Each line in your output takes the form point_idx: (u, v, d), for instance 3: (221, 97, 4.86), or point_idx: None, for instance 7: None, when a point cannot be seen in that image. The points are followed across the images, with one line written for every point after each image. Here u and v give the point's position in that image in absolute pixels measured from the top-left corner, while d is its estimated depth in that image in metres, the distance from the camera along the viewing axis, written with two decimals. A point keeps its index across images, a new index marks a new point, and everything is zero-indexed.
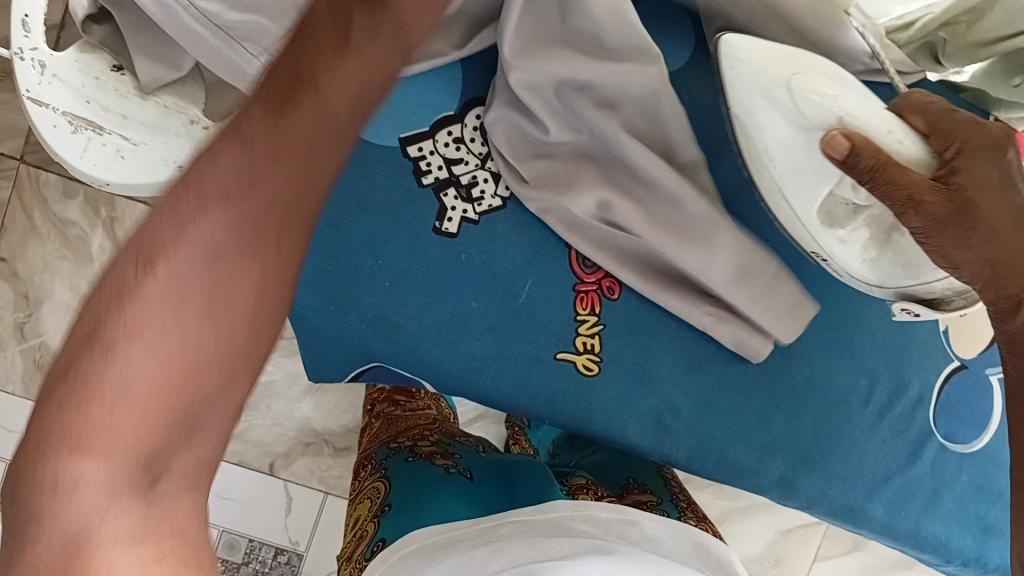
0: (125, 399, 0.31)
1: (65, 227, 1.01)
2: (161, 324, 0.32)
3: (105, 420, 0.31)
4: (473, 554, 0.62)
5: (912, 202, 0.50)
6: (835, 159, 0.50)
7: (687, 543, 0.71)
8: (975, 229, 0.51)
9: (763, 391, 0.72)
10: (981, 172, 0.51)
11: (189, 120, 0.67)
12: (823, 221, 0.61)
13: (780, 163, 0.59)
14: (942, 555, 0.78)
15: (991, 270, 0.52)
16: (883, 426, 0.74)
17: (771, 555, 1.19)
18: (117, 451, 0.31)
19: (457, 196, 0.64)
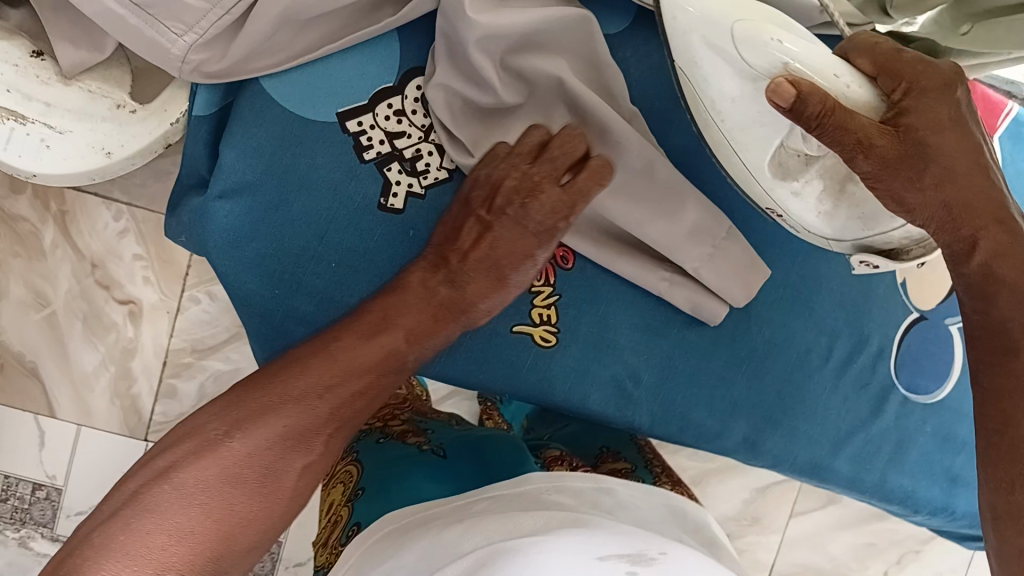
0: (181, 537, 0.49)
1: (16, 224, 1.07)
2: (317, 393, 0.56)
3: (269, 429, 0.54)
4: (443, 535, 0.60)
5: (861, 146, 0.49)
6: (782, 107, 0.48)
7: (662, 506, 0.72)
8: (926, 170, 0.51)
9: (723, 354, 0.72)
10: (932, 111, 0.51)
11: (116, 104, 0.71)
12: (775, 173, 0.59)
13: (729, 117, 0.58)
14: (908, 506, 0.79)
15: (947, 212, 0.51)
16: (845, 381, 0.74)
17: (747, 514, 1.20)
18: (262, 450, 0.54)
19: (401, 170, 0.62)
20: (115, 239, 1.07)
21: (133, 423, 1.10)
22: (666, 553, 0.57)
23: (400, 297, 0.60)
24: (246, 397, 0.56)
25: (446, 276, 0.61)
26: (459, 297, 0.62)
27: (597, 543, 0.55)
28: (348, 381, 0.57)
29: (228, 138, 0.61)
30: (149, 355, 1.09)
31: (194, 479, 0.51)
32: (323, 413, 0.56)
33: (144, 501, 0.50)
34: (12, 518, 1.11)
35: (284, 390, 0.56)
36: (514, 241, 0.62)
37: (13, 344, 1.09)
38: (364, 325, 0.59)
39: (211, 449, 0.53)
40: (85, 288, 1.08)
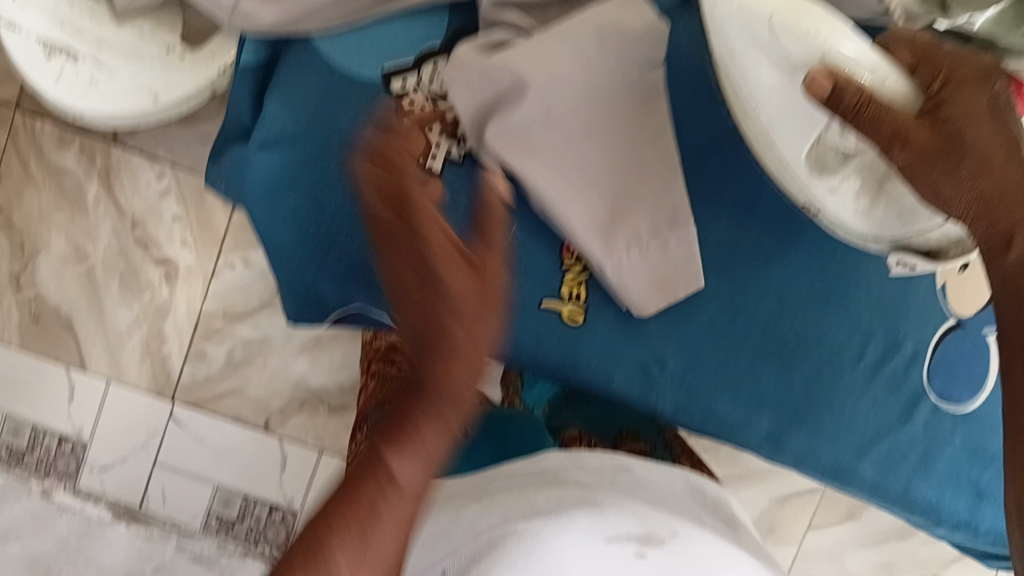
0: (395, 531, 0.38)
1: (61, 177, 1.10)
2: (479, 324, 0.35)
3: (347, 556, 0.37)
4: (462, 510, 0.60)
5: (897, 139, 0.47)
6: (818, 96, 0.47)
7: (681, 482, 0.72)
8: (963, 160, 0.47)
9: (751, 347, 0.71)
10: (970, 101, 0.48)
11: (166, 48, 0.74)
12: (812, 167, 0.58)
13: (766, 107, 0.57)
14: (931, 518, 0.77)
15: (983, 203, 0.48)
16: (875, 384, 0.72)
17: (763, 523, 1.19)
18: (359, 562, 0.37)
19: (442, 133, 0.62)
20: (157, 199, 1.09)
21: (161, 383, 1.11)
22: (677, 534, 0.56)
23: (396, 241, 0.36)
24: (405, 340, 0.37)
25: (400, 229, 0.37)
26: (417, 253, 0.35)
27: (606, 522, 0.56)
28: (401, 259, 0.36)
29: (273, 90, 0.61)
30: (181, 316, 1.10)
31: (378, 533, 0.37)
32: (431, 438, 0.37)
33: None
34: (38, 468, 1.14)
35: (359, 476, 0.38)
36: (436, 236, 0.36)
37: (50, 297, 1.12)
38: (408, 290, 0.37)
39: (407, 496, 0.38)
40: (124, 246, 1.10)
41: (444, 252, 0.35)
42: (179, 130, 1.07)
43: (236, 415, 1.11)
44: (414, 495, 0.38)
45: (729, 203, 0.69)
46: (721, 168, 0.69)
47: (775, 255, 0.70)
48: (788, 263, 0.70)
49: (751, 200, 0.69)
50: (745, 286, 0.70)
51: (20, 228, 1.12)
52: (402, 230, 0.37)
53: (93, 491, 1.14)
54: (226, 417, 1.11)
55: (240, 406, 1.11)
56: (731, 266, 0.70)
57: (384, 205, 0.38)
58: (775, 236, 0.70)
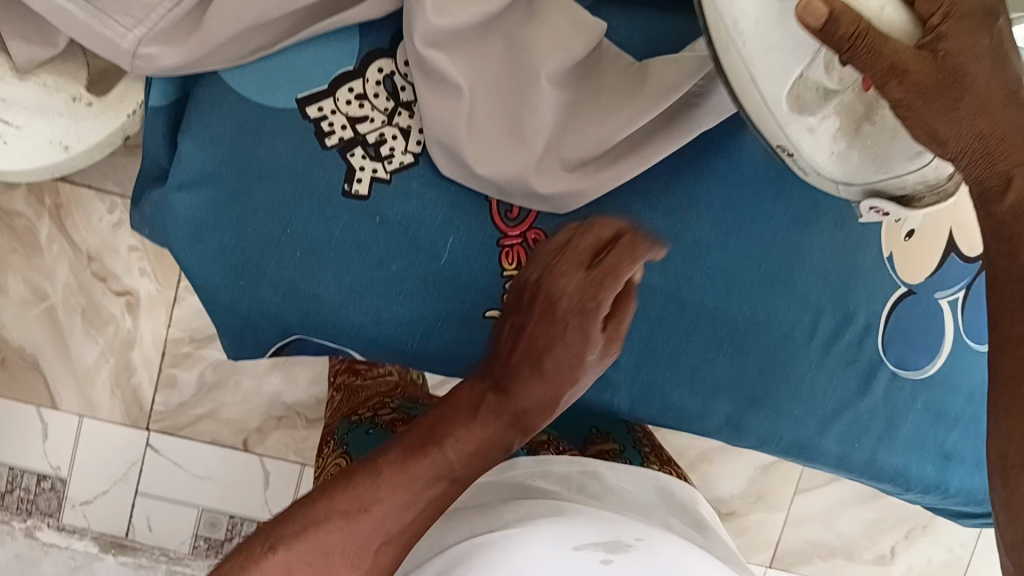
0: (320, 569, 0.48)
1: (12, 219, 1.07)
2: (445, 471, 0.54)
3: (320, 536, 0.49)
4: (428, 530, 0.59)
5: (895, 72, 0.43)
6: (810, 28, 0.41)
7: (650, 488, 0.72)
8: (964, 100, 0.44)
9: (704, 335, 0.70)
10: (968, 36, 0.43)
11: (72, 97, 0.70)
12: (792, 106, 0.54)
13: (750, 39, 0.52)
14: (900, 484, 0.77)
15: (981, 143, 0.46)
16: (831, 359, 0.72)
17: (752, 492, 1.19)
18: (317, 551, 0.48)
19: (365, 155, 0.61)
20: (110, 232, 1.07)
21: (135, 414, 1.11)
22: (643, 539, 0.56)
23: (447, 418, 0.57)
24: (387, 455, 0.54)
25: (494, 388, 0.58)
26: (507, 403, 0.58)
27: (575, 531, 0.55)
28: (426, 460, 0.53)
29: (186, 128, 0.60)
30: (148, 346, 1.10)
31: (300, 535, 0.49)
32: (392, 504, 0.51)
33: (253, 555, 0.48)
34: (18, 509, 1.13)
35: (344, 492, 0.51)
36: (552, 339, 0.58)
37: (14, 339, 1.10)
38: (451, 454, 0.54)
39: (322, 521, 0.50)
40: (82, 282, 1.08)
41: (559, 369, 0.58)
42: (125, 159, 1.05)
43: (214, 437, 1.12)
44: (377, 542, 0.50)
45: (673, 191, 0.69)
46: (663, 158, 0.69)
47: (717, 239, 0.69)
48: (731, 249, 0.70)
49: (693, 185, 0.69)
50: (689, 276, 0.69)
51: None
52: (520, 374, 0.58)
53: (76, 526, 1.13)
54: (204, 441, 1.12)
55: (215, 429, 1.12)
56: (675, 258, 0.69)
57: (416, 443, 0.55)
58: (717, 220, 0.69)
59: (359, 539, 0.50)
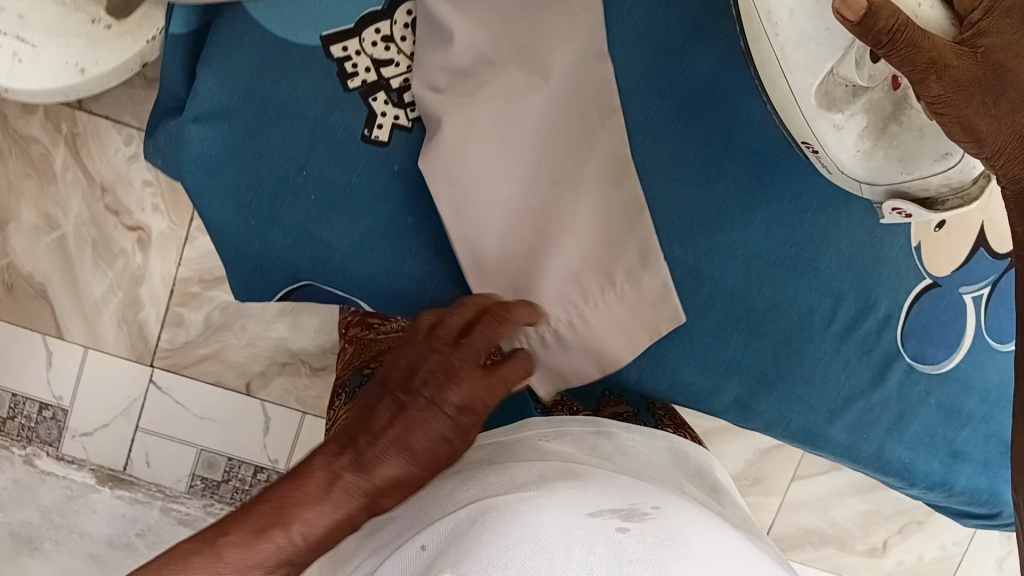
0: (246, 570, 0.43)
1: (27, 144, 1.05)
2: (340, 488, 0.46)
3: (313, 501, 0.45)
4: (438, 484, 0.57)
5: (935, 65, 0.45)
6: (849, 22, 0.43)
7: (665, 451, 0.68)
8: (1004, 96, 0.47)
9: (720, 313, 0.69)
10: (1011, 33, 0.46)
11: (92, 19, 0.71)
12: (821, 102, 0.55)
13: (783, 30, 0.53)
14: (906, 479, 0.75)
15: (1023, 143, 0.47)
16: (846, 347, 0.71)
17: (749, 475, 1.18)
18: (259, 565, 0.43)
19: (388, 101, 0.60)
20: (125, 166, 1.06)
21: (140, 349, 1.11)
22: (661, 508, 0.53)
23: (297, 489, 0.46)
24: (274, 481, 0.47)
25: (353, 458, 0.47)
26: (365, 483, 0.46)
27: (590, 499, 0.52)
28: (430, 422, 0.48)
29: (207, 58, 0.58)
30: (156, 284, 1.09)
31: (200, 561, 0.42)
32: (332, 503, 0.46)
33: (203, 547, 0.43)
34: (18, 436, 1.13)
35: (303, 477, 0.47)
36: (432, 441, 0.48)
37: (24, 266, 1.09)
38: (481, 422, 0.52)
39: (233, 548, 0.43)
40: (94, 213, 1.07)
41: (431, 450, 0.48)
42: (144, 92, 1.03)
43: (216, 379, 1.12)
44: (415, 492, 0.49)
45: (696, 167, 0.67)
46: (692, 130, 0.66)
47: (743, 217, 0.67)
48: (758, 231, 0.68)
49: (719, 161, 0.67)
50: (710, 252, 0.68)
51: None
52: (388, 453, 0.47)
53: (75, 458, 1.13)
54: (206, 381, 1.12)
55: (218, 371, 1.11)
56: (697, 233, 0.67)
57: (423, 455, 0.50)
58: (743, 198, 0.67)
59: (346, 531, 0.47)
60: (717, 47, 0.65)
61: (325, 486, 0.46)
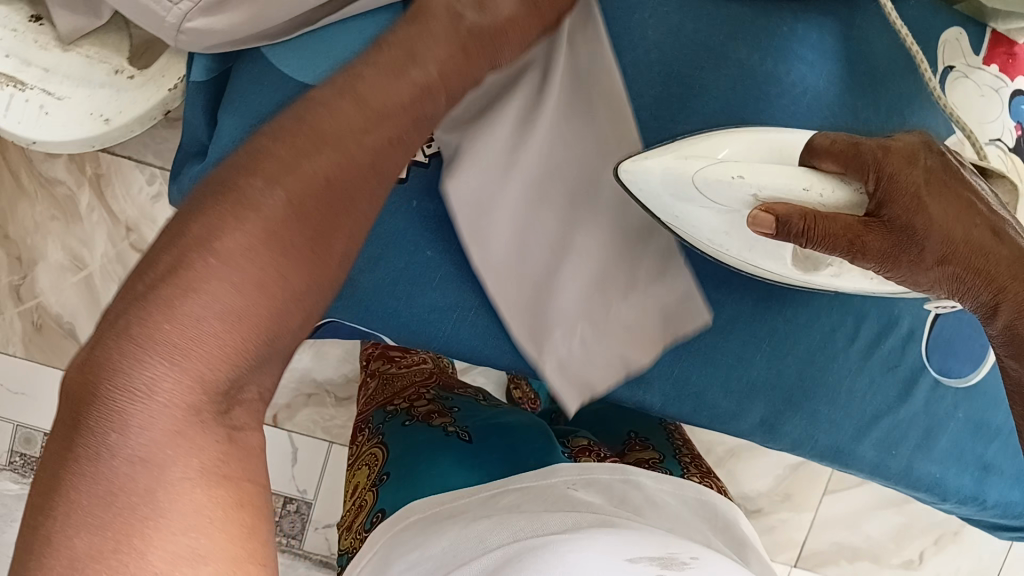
0: (173, 361, 0.36)
1: (53, 187, 1.08)
2: (211, 244, 0.37)
3: (181, 298, 0.36)
4: (469, 526, 0.58)
5: (854, 247, 0.48)
6: (769, 233, 0.49)
7: (694, 502, 0.71)
8: (923, 249, 0.48)
9: (741, 333, 0.69)
10: (914, 186, 0.48)
11: (114, 70, 0.72)
12: (805, 266, 0.61)
13: (731, 246, 0.61)
14: (937, 494, 0.75)
15: (959, 278, 0.49)
16: (872, 364, 0.71)
17: (779, 491, 1.16)
18: (199, 331, 0.36)
19: None
20: (149, 203, 1.08)
21: None
22: (699, 558, 0.53)
23: (180, 237, 0.38)
24: (118, 314, 0.37)
25: (227, 187, 0.39)
26: (341, 141, 0.41)
27: (627, 544, 0.52)
28: (330, 152, 0.41)
29: (228, 103, 0.60)
30: None
31: (134, 416, 0.35)
32: (209, 258, 0.37)
33: (101, 436, 0.35)
34: None
35: (131, 313, 0.36)
36: (338, 116, 0.42)
37: (52, 306, 1.11)
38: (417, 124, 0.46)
39: (151, 341, 0.36)
40: (120, 251, 1.09)
41: (336, 132, 0.42)
42: (165, 132, 1.05)
43: None
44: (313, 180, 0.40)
45: None
46: None
47: None
48: None
49: None
50: (730, 275, 0.68)
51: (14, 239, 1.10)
52: (327, 104, 0.42)
53: None
54: None
55: None
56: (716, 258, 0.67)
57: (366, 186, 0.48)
58: None
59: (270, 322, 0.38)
60: (729, 72, 0.65)
61: (185, 245, 0.37)
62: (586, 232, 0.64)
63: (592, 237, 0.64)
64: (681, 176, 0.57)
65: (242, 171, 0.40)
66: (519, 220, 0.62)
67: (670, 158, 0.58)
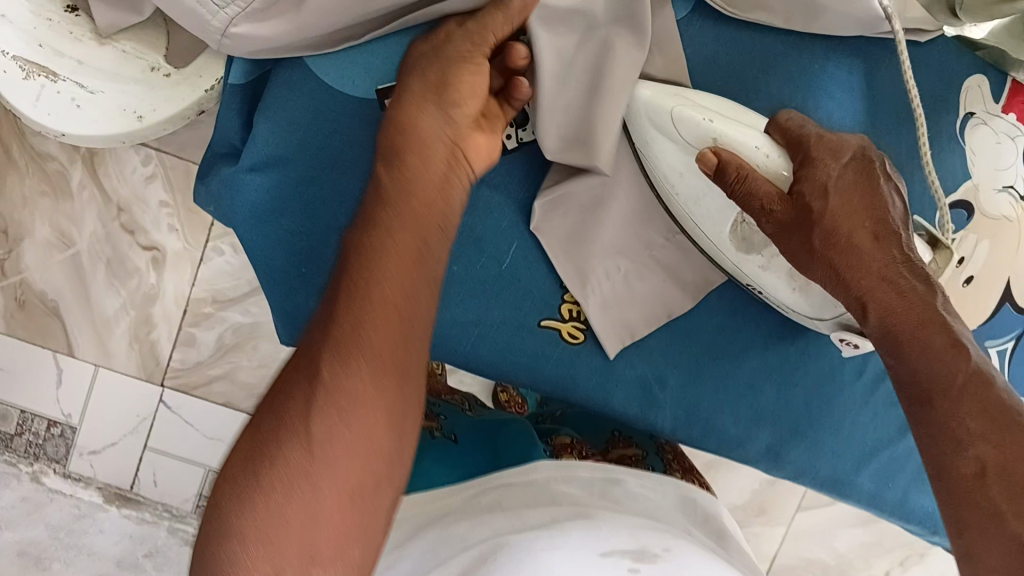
0: (354, 447, 0.43)
1: (44, 162, 1.05)
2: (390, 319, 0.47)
3: (352, 418, 0.44)
4: (452, 524, 0.54)
5: (764, 212, 0.53)
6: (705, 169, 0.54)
7: (675, 498, 0.68)
8: (813, 232, 0.52)
9: (752, 361, 0.70)
10: (852, 196, 0.53)
11: (150, 67, 0.76)
12: (740, 247, 0.60)
13: (680, 189, 0.59)
14: (928, 527, 0.76)
15: (835, 273, 0.53)
16: (875, 398, 0.72)
17: (754, 504, 1.19)
18: (352, 437, 0.43)
19: None
20: (142, 184, 1.05)
21: (150, 368, 1.08)
22: (672, 550, 0.50)
23: (330, 357, 0.45)
24: (279, 419, 0.44)
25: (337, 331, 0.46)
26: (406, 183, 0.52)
27: (600, 538, 0.49)
28: (426, 226, 0.52)
29: (264, 108, 0.59)
30: (169, 303, 1.07)
31: (317, 478, 0.42)
32: (374, 346, 0.46)
33: (270, 511, 0.41)
34: (25, 452, 1.11)
35: (302, 406, 0.44)
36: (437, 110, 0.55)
37: (36, 283, 1.09)
38: (430, 225, 0.52)
39: (341, 397, 0.44)
40: (110, 232, 1.06)
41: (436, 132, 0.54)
42: None
43: (227, 399, 1.09)
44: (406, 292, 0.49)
45: None
46: None
47: None
48: None
49: None
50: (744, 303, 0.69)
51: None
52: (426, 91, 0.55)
53: (82, 475, 1.11)
54: (218, 403, 1.09)
55: (229, 390, 1.08)
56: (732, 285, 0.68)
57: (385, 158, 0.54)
58: None
59: (400, 408, 0.46)
60: (755, 107, 0.66)
61: (370, 316, 0.46)
62: (606, 231, 0.65)
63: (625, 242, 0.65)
64: (658, 106, 0.57)
65: (355, 297, 0.47)
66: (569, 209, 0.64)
67: (662, 89, 0.58)
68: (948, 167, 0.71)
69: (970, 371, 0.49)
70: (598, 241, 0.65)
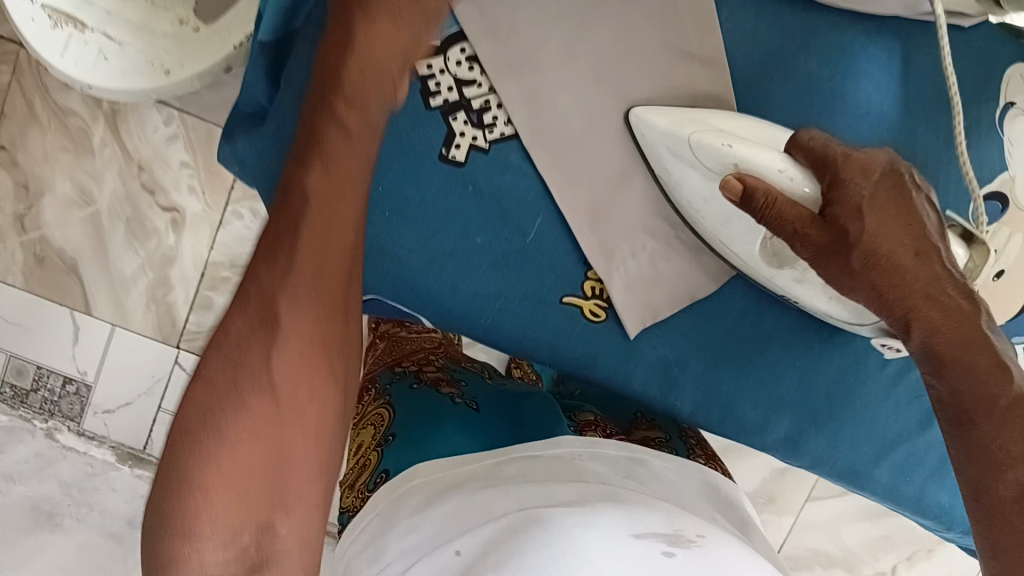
0: (300, 398, 0.46)
1: (67, 117, 1.05)
2: (314, 279, 0.47)
3: (296, 371, 0.46)
4: (474, 493, 0.54)
5: (798, 237, 0.51)
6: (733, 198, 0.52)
7: (697, 481, 0.68)
8: (851, 254, 0.50)
9: (776, 346, 0.69)
10: (886, 213, 0.50)
11: (180, 20, 0.78)
12: (771, 262, 0.60)
13: (707, 214, 0.60)
14: (943, 523, 0.75)
15: (876, 291, 0.51)
16: (898, 390, 0.70)
17: (764, 493, 1.18)
18: (303, 390, 0.46)
19: (467, 121, 0.62)
20: (163, 144, 1.05)
21: (167, 330, 1.08)
22: (706, 537, 0.49)
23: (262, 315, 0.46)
24: (222, 372, 0.45)
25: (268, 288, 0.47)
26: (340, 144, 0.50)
27: (635, 519, 0.49)
28: (347, 186, 0.51)
29: (286, 70, 0.58)
30: (188, 265, 1.07)
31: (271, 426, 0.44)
32: (306, 305, 0.47)
33: (224, 458, 0.43)
34: (41, 409, 1.10)
35: (248, 361, 0.45)
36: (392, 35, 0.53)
37: (55, 240, 1.08)
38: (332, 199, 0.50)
39: (284, 352, 0.46)
40: (130, 191, 1.06)
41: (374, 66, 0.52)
42: None
43: None
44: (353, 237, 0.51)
45: None
46: None
47: None
48: None
49: None
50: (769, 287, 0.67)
51: (21, 167, 1.07)
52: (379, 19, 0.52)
53: (96, 434, 1.10)
54: None
55: None
56: None
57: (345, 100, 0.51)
58: None
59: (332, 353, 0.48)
60: (792, 86, 0.65)
61: (297, 263, 0.47)
62: (628, 202, 0.64)
63: (647, 214, 0.65)
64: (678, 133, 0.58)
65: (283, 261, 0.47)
66: (587, 171, 0.63)
67: (680, 116, 0.59)
68: (985, 158, 0.69)
69: (1014, 394, 0.47)
70: (617, 209, 0.64)
